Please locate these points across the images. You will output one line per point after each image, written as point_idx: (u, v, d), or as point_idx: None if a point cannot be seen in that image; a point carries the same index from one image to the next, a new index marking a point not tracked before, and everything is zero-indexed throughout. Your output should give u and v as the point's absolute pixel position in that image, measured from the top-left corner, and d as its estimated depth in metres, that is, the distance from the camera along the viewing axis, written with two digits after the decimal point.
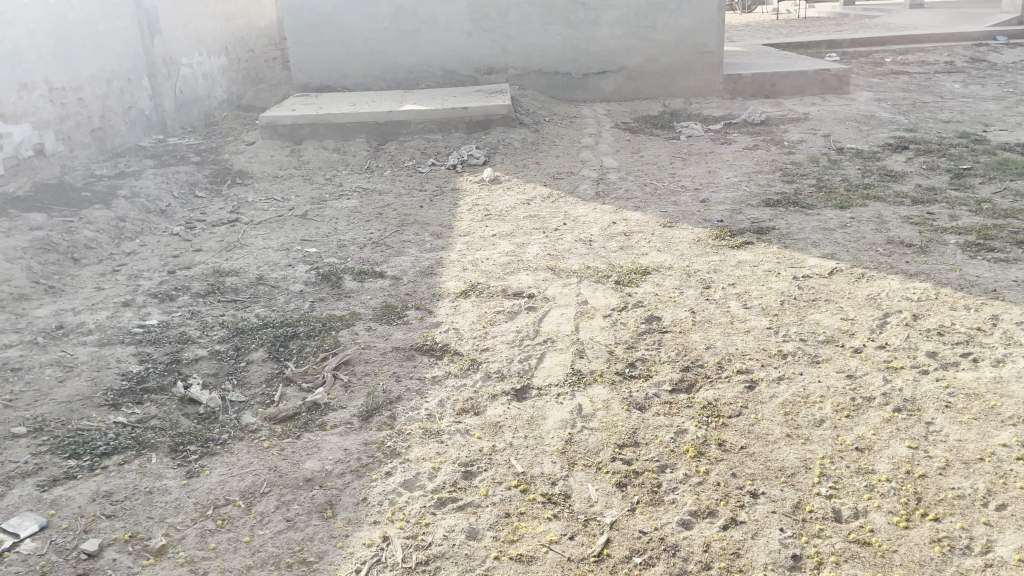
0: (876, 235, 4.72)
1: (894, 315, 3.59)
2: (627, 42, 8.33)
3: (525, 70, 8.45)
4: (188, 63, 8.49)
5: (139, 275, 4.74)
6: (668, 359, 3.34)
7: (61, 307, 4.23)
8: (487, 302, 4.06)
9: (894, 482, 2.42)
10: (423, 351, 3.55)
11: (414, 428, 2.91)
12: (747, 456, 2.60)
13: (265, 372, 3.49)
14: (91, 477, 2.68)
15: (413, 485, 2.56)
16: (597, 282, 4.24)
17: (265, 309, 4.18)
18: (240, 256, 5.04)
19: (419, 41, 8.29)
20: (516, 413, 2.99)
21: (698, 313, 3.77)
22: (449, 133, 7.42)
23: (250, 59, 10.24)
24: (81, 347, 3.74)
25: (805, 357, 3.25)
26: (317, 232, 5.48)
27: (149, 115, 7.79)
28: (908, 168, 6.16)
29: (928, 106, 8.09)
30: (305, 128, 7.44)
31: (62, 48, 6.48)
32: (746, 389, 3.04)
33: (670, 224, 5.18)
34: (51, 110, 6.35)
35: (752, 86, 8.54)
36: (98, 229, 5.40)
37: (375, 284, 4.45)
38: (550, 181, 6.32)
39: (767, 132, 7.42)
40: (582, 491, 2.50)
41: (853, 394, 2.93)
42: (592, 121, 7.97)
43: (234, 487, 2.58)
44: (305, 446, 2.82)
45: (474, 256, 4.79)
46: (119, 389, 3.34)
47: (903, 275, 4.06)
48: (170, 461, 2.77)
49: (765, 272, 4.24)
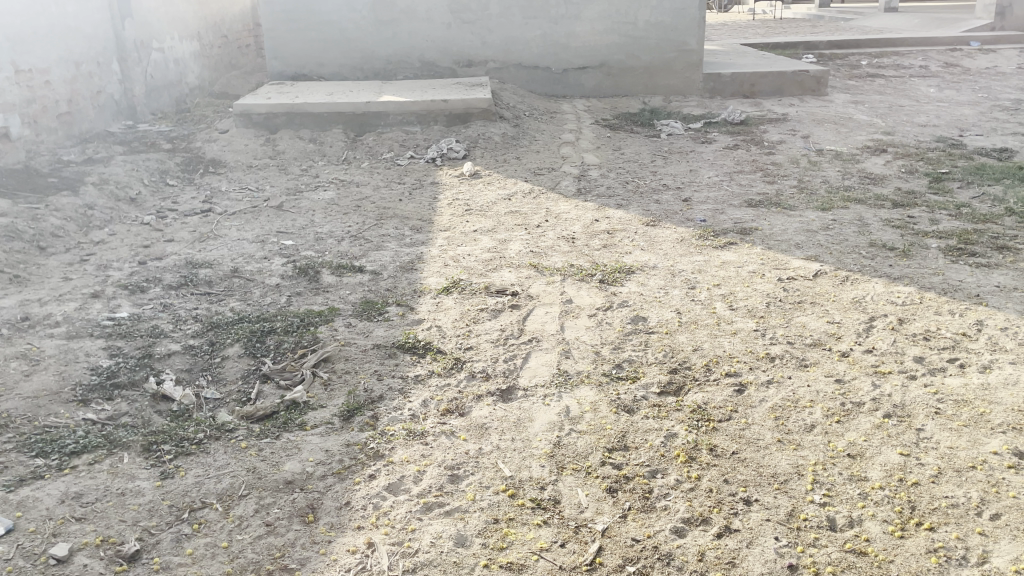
0: (858, 237, 4.72)
1: (879, 319, 3.58)
2: (608, 38, 8.29)
3: (505, 63, 8.37)
4: (159, 48, 8.28)
5: (109, 265, 4.59)
6: (655, 360, 3.29)
7: (26, 297, 4.08)
8: (470, 299, 3.98)
9: (888, 491, 2.39)
10: (405, 349, 3.46)
11: (397, 428, 2.83)
12: (739, 462, 2.56)
13: (241, 369, 3.39)
14: (59, 477, 2.56)
15: (399, 489, 2.48)
16: (581, 281, 4.18)
17: (241, 302, 4.07)
18: (213, 247, 4.90)
19: (398, 31, 8.17)
20: (502, 415, 2.92)
21: (684, 314, 3.73)
22: (429, 125, 7.32)
23: (223, 46, 10.03)
24: (48, 340, 3.60)
25: (792, 361, 3.22)
26: (294, 224, 5.36)
27: (118, 100, 7.60)
28: (887, 171, 6.19)
29: (905, 109, 8.15)
30: (280, 117, 7.28)
31: (30, 29, 6.27)
32: (735, 392, 3.00)
33: (653, 223, 5.14)
34: (17, 92, 6.15)
35: (732, 86, 8.53)
36: (65, 217, 5.23)
37: (354, 279, 4.35)
38: (532, 177, 6.25)
39: (747, 131, 7.42)
40: (572, 496, 2.44)
41: (842, 399, 2.90)
42: (572, 117, 7.92)
43: (210, 489, 2.48)
44: (285, 447, 2.73)
45: (456, 252, 4.70)
46: (89, 384, 3.22)
47: (886, 278, 4.06)
48: (143, 461, 2.66)
49: (750, 274, 4.21)
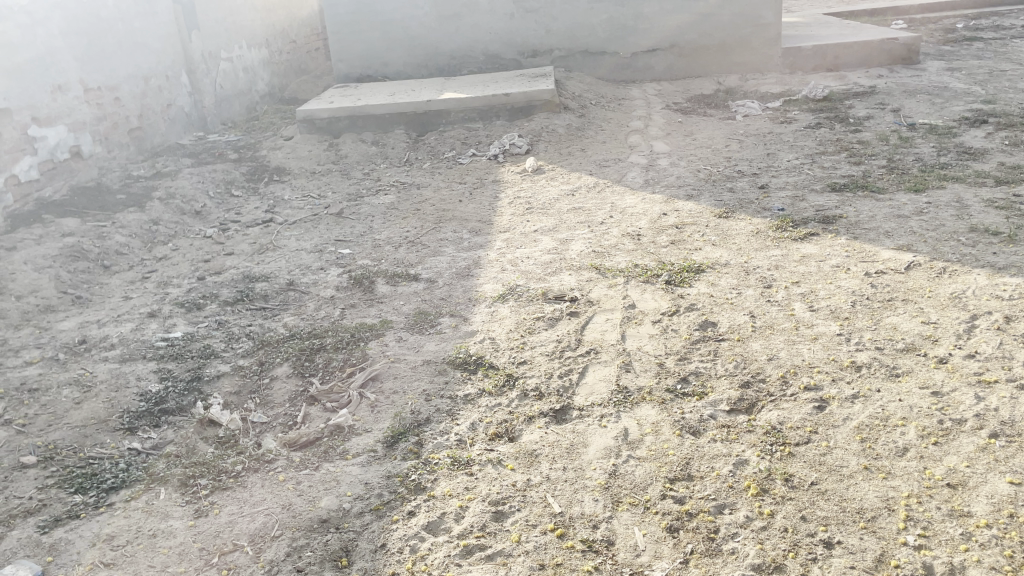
0: (957, 222, 4.27)
1: (983, 317, 3.18)
2: (678, 18, 7.85)
3: (571, 51, 8.09)
4: (228, 57, 8.35)
5: (169, 282, 4.57)
6: (725, 373, 3.00)
7: (86, 319, 4.09)
8: (526, 307, 3.76)
9: (995, 530, 2.06)
10: (456, 365, 3.27)
11: (442, 456, 2.65)
12: (819, 495, 2.27)
13: (289, 390, 3.26)
14: (94, 516, 2.49)
15: (439, 529, 2.31)
16: (646, 283, 3.91)
17: (295, 317, 3.96)
18: (271, 259, 4.83)
19: (461, 24, 8.01)
20: (555, 439, 2.70)
21: (759, 318, 3.41)
22: (491, 121, 7.12)
23: (292, 51, 10.08)
24: (102, 364, 3.55)
25: (881, 370, 2.87)
26: (353, 231, 5.25)
27: (189, 112, 7.69)
28: (989, 144, 5.64)
29: (1008, 74, 7.47)
30: (343, 121, 7.23)
31: (97, 48, 6.34)
32: (816, 409, 2.69)
33: (727, 214, 4.80)
34: (87, 111, 6.22)
35: (813, 59, 7.96)
36: (130, 233, 5.27)
37: (409, 288, 4.20)
38: (597, 170, 5.97)
39: (831, 108, 6.92)
40: (627, 537, 2.21)
41: (940, 416, 2.55)
42: (642, 103, 7.57)
43: (243, 529, 2.36)
44: (323, 480, 2.58)
45: (515, 255, 4.49)
46: (136, 411, 3.14)
47: (990, 268, 3.63)
48: (179, 497, 2.56)
49: (833, 269, 3.85)
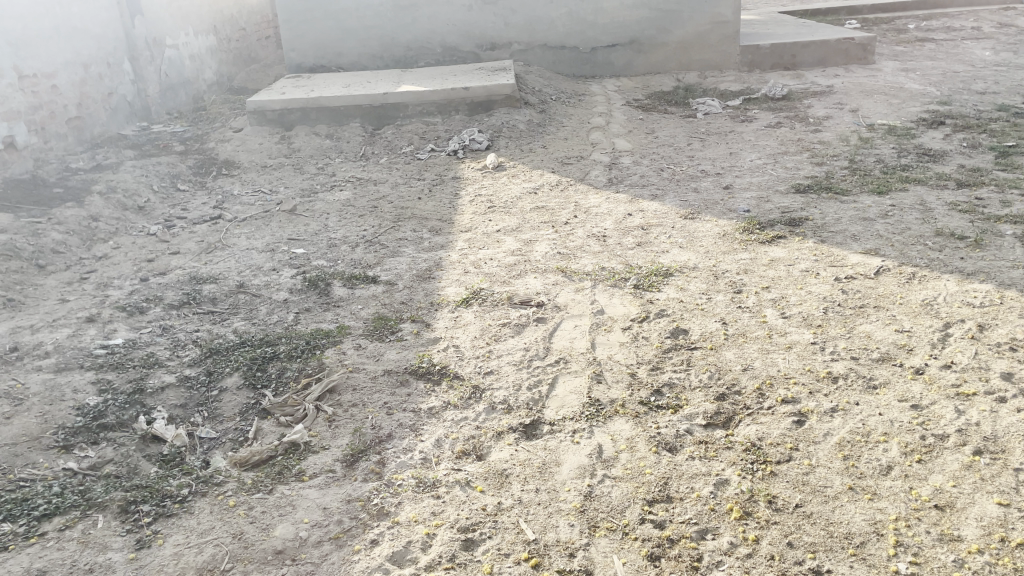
0: (922, 225, 4.23)
1: (956, 326, 3.12)
2: (637, 13, 7.76)
3: (530, 45, 7.94)
4: (173, 44, 7.99)
5: (109, 284, 4.31)
6: (699, 384, 2.89)
7: (18, 324, 3.81)
8: (491, 313, 3.61)
9: (988, 556, 1.99)
10: (418, 376, 3.11)
11: (406, 477, 2.49)
12: (804, 519, 2.17)
13: (240, 403, 3.06)
14: (24, 548, 2.27)
15: (404, 559, 2.16)
16: (613, 287, 3.80)
17: (245, 322, 3.75)
18: (220, 259, 4.59)
19: (418, 16, 7.79)
20: (526, 458, 2.56)
21: (731, 325, 3.32)
22: (450, 116, 6.93)
23: (241, 38, 9.72)
24: (35, 374, 3.30)
25: (858, 382, 2.79)
26: (307, 229, 5.03)
27: (132, 100, 7.33)
28: (947, 145, 5.66)
29: (961, 76, 7.54)
30: (295, 113, 6.96)
31: (33, 33, 5.97)
32: (795, 424, 2.59)
33: (692, 215, 4.72)
34: (22, 99, 5.86)
35: (772, 57, 7.94)
36: (67, 230, 4.96)
37: (367, 291, 4.01)
38: (559, 167, 5.83)
39: (790, 107, 6.90)
40: (606, 566, 2.08)
41: (923, 432, 2.48)
42: (602, 99, 7.46)
43: (189, 563, 2.18)
44: (277, 504, 2.41)
45: (477, 256, 4.33)
46: (72, 426, 2.90)
47: (958, 274, 3.59)
48: (120, 526, 2.36)
49: (803, 273, 3.78)
